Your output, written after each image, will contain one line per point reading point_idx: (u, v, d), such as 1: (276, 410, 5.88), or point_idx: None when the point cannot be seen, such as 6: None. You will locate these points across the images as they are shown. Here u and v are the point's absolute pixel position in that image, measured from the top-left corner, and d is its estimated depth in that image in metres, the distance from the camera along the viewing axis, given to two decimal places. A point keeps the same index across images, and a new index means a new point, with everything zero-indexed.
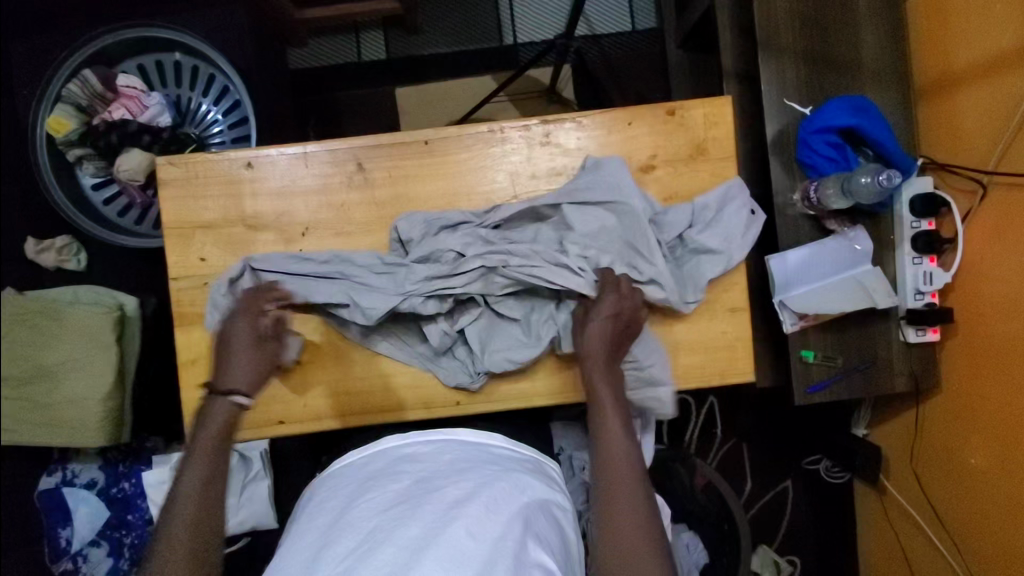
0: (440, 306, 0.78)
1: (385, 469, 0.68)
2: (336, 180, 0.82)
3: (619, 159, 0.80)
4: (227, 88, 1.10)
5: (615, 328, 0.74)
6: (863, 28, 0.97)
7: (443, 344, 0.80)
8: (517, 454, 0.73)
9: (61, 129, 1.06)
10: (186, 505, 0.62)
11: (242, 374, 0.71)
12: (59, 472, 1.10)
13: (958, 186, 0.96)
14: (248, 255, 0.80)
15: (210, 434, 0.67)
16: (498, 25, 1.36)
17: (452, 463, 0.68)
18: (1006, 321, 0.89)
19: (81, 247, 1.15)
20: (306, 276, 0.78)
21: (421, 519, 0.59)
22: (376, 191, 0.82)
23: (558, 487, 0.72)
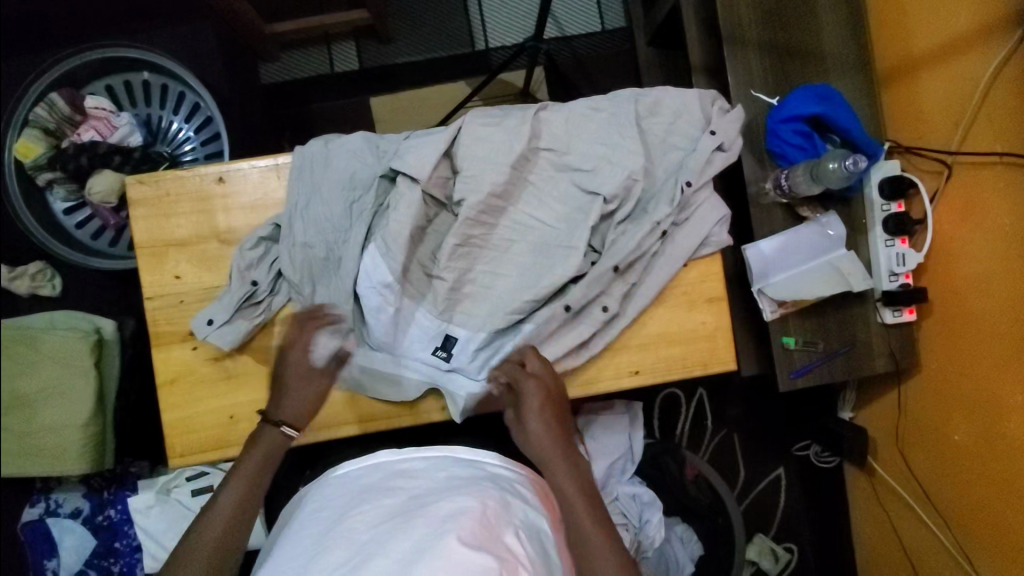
0: (374, 205, 0.80)
1: (377, 482, 0.68)
2: (305, 177, 0.81)
3: (313, 216, 0.80)
4: (198, 105, 1.10)
5: (545, 405, 0.75)
6: (824, 17, 0.99)
7: (380, 201, 0.80)
8: (513, 472, 0.72)
9: (29, 155, 1.03)
10: (222, 510, 0.71)
11: (293, 407, 0.77)
12: (42, 502, 1.08)
13: (924, 167, 0.97)
14: (260, 232, 0.81)
15: (250, 463, 0.75)
16: (469, 30, 1.40)
17: (447, 481, 0.67)
18: (981, 299, 0.90)
19: (56, 271, 1.12)
20: (315, 228, 0.80)
21: (414, 533, 0.58)
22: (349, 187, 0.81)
23: (544, 504, 0.71)
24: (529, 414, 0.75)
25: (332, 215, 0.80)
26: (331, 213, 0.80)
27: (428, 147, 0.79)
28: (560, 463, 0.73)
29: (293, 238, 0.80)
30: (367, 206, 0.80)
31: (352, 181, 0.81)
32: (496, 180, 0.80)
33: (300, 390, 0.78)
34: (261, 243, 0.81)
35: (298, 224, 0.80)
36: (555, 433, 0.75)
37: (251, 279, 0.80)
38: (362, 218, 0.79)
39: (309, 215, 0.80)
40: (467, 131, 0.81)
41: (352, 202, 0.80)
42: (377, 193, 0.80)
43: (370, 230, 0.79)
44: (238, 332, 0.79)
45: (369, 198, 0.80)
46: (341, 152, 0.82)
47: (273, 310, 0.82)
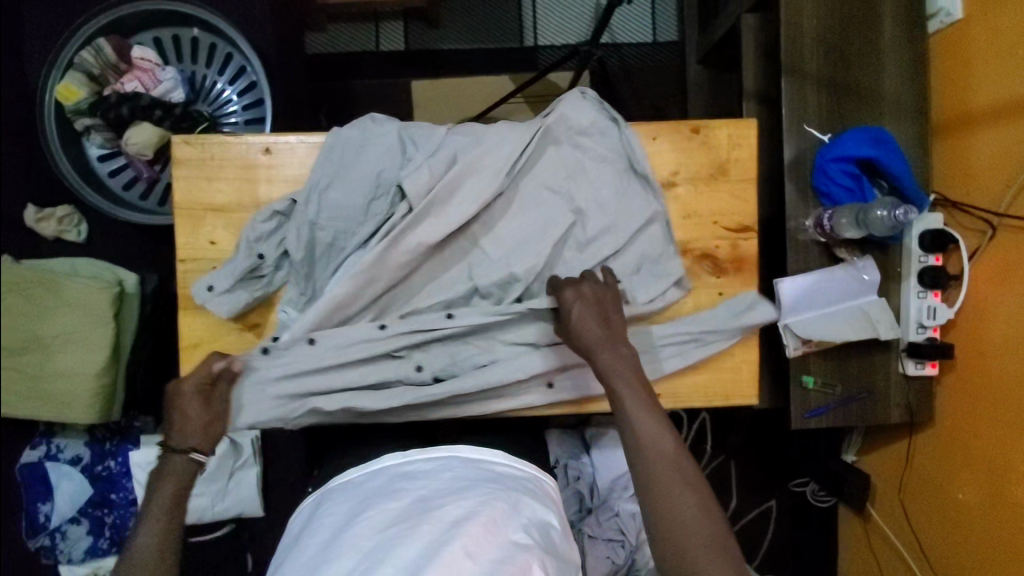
0: (387, 209, 0.78)
1: (384, 485, 0.66)
2: (338, 158, 0.79)
3: (326, 205, 0.78)
4: (244, 68, 1.09)
5: (598, 300, 0.72)
6: (887, 61, 0.98)
7: (391, 206, 0.78)
8: (519, 470, 0.71)
9: (71, 97, 1.03)
10: (145, 549, 0.66)
11: (193, 433, 0.72)
12: (42, 446, 1.07)
13: (966, 224, 0.96)
14: (276, 205, 0.79)
15: (165, 493, 0.69)
16: (520, 24, 1.38)
17: (453, 482, 0.66)
18: (1005, 362, 0.90)
19: (82, 218, 1.12)
20: (324, 217, 0.78)
21: (420, 541, 0.58)
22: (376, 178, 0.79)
23: (553, 506, 0.69)
24: (578, 311, 0.71)
25: (345, 210, 0.78)
26: (350, 204, 0.78)
27: (434, 165, 0.77)
28: (610, 358, 0.69)
29: (299, 226, 0.77)
30: (382, 208, 0.78)
31: (376, 174, 0.79)
32: (484, 202, 0.79)
33: (201, 417, 0.73)
34: (274, 215, 0.79)
35: (314, 206, 0.77)
36: (610, 329, 0.71)
37: (257, 252, 0.78)
38: (371, 220, 0.78)
39: (324, 200, 0.78)
40: (481, 149, 0.79)
41: (369, 198, 0.78)
42: (395, 196, 0.78)
43: (371, 236, 0.78)
44: (237, 303, 0.78)
45: (384, 201, 0.78)
46: (377, 142, 0.80)
47: (273, 286, 0.81)
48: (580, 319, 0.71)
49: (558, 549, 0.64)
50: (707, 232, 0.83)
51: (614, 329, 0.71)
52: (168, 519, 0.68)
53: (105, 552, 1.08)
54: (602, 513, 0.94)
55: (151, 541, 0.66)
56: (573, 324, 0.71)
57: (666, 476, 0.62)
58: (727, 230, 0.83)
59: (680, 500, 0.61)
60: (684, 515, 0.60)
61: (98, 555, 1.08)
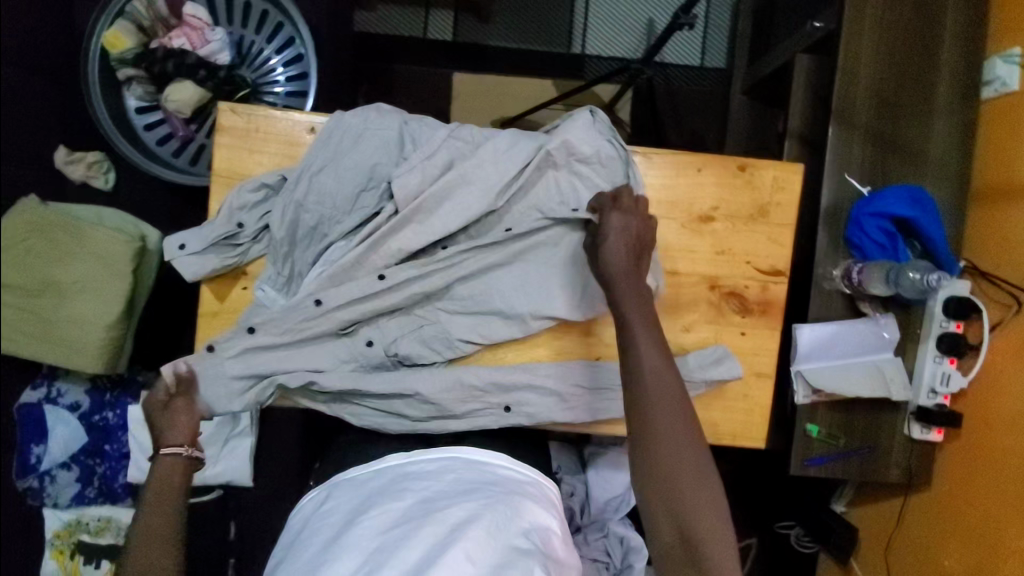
0: (374, 205, 0.78)
1: (388, 484, 0.67)
2: (339, 143, 0.78)
3: (313, 191, 0.77)
4: (292, 40, 1.08)
5: (632, 232, 0.73)
6: (937, 121, 0.98)
7: (378, 202, 0.78)
8: (520, 474, 0.70)
9: (118, 46, 1.02)
10: (139, 552, 0.65)
11: (174, 431, 0.73)
12: (44, 387, 1.07)
13: (993, 295, 0.95)
14: (265, 180, 0.78)
15: (159, 494, 0.70)
16: (570, 31, 1.37)
17: (455, 484, 0.66)
18: (1011, 439, 0.90)
19: (112, 166, 1.12)
20: (309, 203, 0.77)
21: (422, 542, 0.58)
22: (369, 171, 0.78)
23: (552, 509, 0.68)
24: (612, 240, 0.72)
25: (331, 200, 0.77)
26: (338, 194, 0.77)
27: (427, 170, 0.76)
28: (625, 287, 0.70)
29: (282, 207, 0.76)
30: (370, 204, 0.78)
31: (371, 166, 0.78)
32: (468, 214, 0.78)
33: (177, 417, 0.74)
34: (263, 189, 0.78)
35: (302, 189, 0.76)
36: (634, 259, 0.71)
37: (237, 221, 0.77)
38: (354, 215, 0.78)
39: (315, 185, 0.77)
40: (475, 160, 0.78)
41: (358, 191, 0.78)
42: (383, 194, 0.78)
43: (352, 232, 0.78)
44: (204, 267, 0.77)
45: (374, 195, 0.78)
46: (376, 133, 0.78)
47: (248, 257, 0.80)
48: (611, 244, 0.72)
49: (558, 557, 0.62)
50: (739, 271, 0.82)
51: (639, 263, 0.72)
52: (160, 520, 0.68)
53: (92, 501, 1.09)
54: (591, 531, 0.95)
55: (143, 544, 0.66)
56: (605, 247, 0.72)
57: (665, 410, 0.63)
58: (758, 272, 0.82)
59: (677, 434, 0.62)
60: (682, 453, 0.61)
61: (84, 502, 1.09)
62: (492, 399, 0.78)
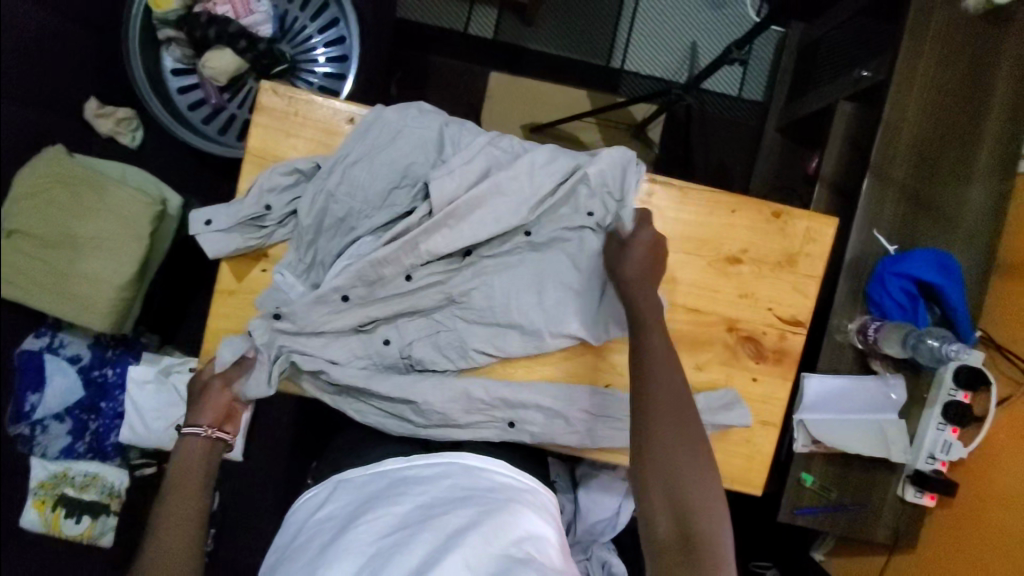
0: (407, 204, 0.77)
1: (383, 490, 0.67)
2: (378, 139, 0.78)
3: (349, 182, 0.77)
4: (336, 21, 1.07)
5: (652, 248, 0.74)
6: (973, 188, 0.97)
7: (410, 201, 0.77)
8: (517, 481, 0.70)
9: (162, 6, 1.01)
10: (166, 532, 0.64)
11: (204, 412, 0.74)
12: (46, 337, 1.07)
13: (1005, 371, 0.95)
14: (297, 164, 0.77)
15: (189, 472, 0.70)
16: (613, 46, 1.36)
17: (451, 490, 0.66)
18: (1004, 516, 0.89)
19: (140, 125, 1.13)
20: (340, 193, 0.77)
21: (419, 550, 0.58)
22: (406, 171, 0.78)
23: (549, 516, 0.68)
24: (630, 249, 0.74)
25: (365, 194, 0.77)
26: (371, 187, 0.77)
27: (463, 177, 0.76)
28: (643, 299, 0.70)
29: (314, 196, 0.76)
30: (401, 202, 0.77)
31: (406, 165, 0.78)
32: (501, 224, 0.77)
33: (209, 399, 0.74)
34: (296, 174, 0.78)
35: (336, 177, 0.76)
36: (646, 269, 0.72)
37: (265, 203, 0.77)
38: (383, 211, 0.77)
39: (348, 176, 0.77)
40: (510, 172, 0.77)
41: (392, 188, 0.78)
42: (416, 194, 0.77)
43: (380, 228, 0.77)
44: (227, 246, 0.77)
45: (407, 194, 0.78)
46: (415, 132, 0.78)
47: (271, 240, 0.79)
48: (626, 250, 0.73)
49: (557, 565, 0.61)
50: (759, 316, 0.82)
51: (654, 276, 0.73)
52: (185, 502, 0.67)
53: (80, 456, 1.08)
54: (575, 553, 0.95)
55: (170, 532, 0.64)
56: (626, 257, 0.73)
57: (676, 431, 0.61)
58: (778, 320, 0.82)
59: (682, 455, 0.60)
60: (682, 466, 0.60)
61: (73, 456, 1.08)
62: (497, 414, 0.78)
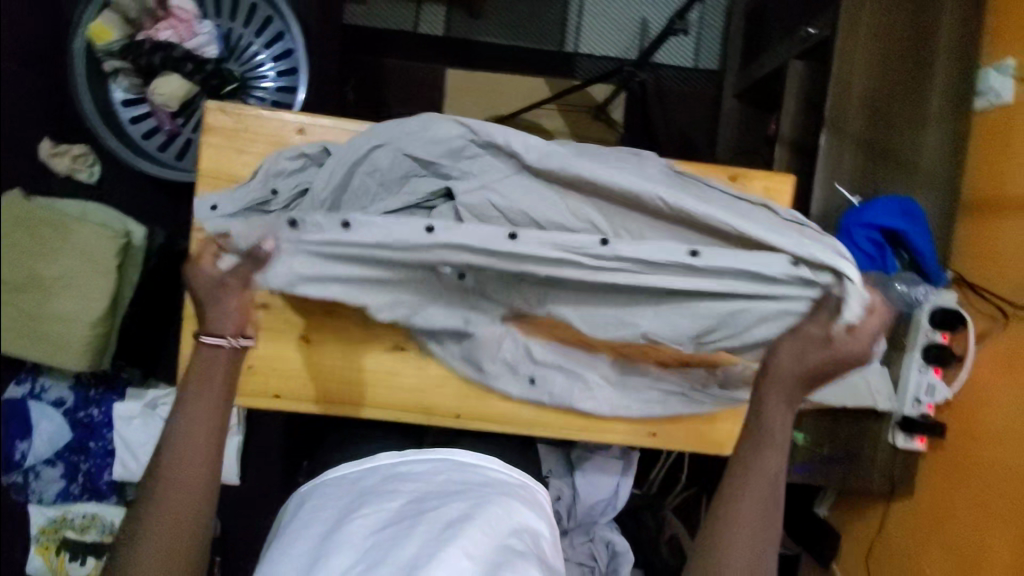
0: (422, 195, 0.62)
1: (376, 484, 0.67)
2: (395, 132, 0.62)
3: (355, 178, 0.62)
4: (282, 34, 1.07)
5: (817, 363, 0.57)
6: (930, 130, 0.97)
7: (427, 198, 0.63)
8: (508, 475, 0.72)
9: (103, 37, 1.00)
10: (175, 464, 0.58)
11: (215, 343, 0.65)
12: (28, 383, 1.06)
13: (979, 307, 0.96)
14: (298, 154, 0.66)
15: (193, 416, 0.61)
16: (565, 29, 1.36)
17: (445, 484, 0.67)
18: (995, 449, 0.91)
19: (98, 160, 1.10)
20: (342, 190, 0.62)
21: (417, 539, 0.58)
22: (420, 172, 0.63)
23: (543, 512, 0.69)
24: (790, 360, 0.58)
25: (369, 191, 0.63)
26: (385, 182, 0.62)
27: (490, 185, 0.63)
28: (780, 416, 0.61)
29: (325, 176, 0.61)
30: (412, 195, 0.62)
31: (415, 159, 0.62)
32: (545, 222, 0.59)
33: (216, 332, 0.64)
34: (304, 157, 0.66)
35: (332, 168, 0.61)
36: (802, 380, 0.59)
37: (270, 187, 0.65)
38: (391, 205, 0.62)
39: (346, 169, 0.62)
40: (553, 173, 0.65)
41: (400, 184, 0.63)
42: (432, 191, 0.62)
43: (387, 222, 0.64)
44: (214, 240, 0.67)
45: (422, 189, 0.62)
46: (424, 127, 0.62)
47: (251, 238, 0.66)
48: (804, 361, 0.57)
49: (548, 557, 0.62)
50: None
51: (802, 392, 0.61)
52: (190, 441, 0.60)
53: (77, 497, 1.08)
54: (578, 536, 0.95)
55: (171, 493, 0.58)
56: (785, 366, 0.58)
57: (743, 542, 0.61)
58: None
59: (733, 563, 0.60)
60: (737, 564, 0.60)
61: (69, 499, 1.08)
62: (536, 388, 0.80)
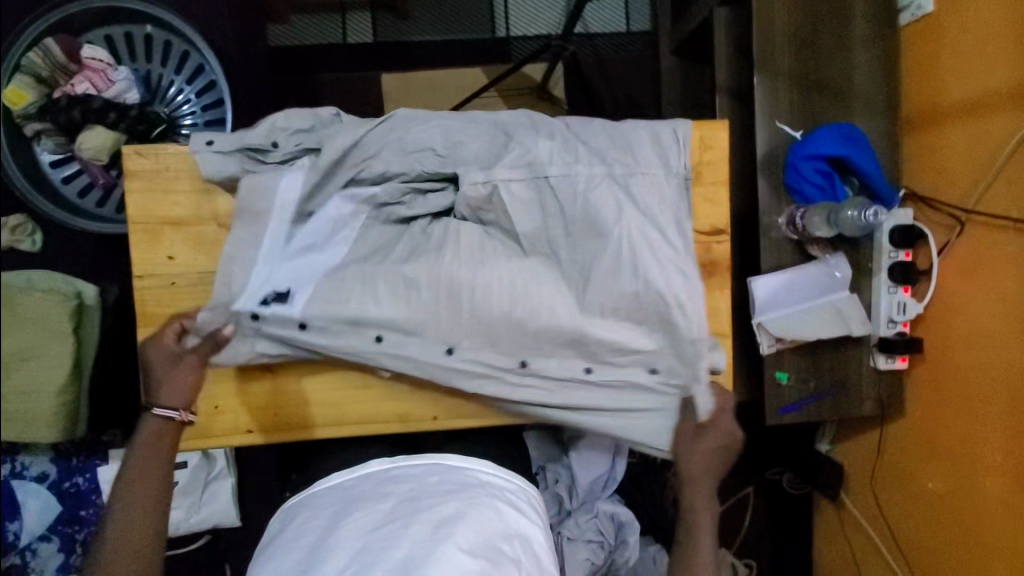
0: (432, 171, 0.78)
1: (369, 488, 0.66)
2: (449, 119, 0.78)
3: (384, 155, 0.77)
4: (203, 68, 1.05)
5: (717, 450, 0.77)
6: (857, 53, 0.97)
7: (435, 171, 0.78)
8: (507, 482, 0.69)
9: (19, 102, 0.98)
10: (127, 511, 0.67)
11: (175, 395, 0.72)
12: (6, 464, 1.03)
13: (935, 219, 0.96)
14: (330, 115, 0.79)
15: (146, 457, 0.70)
16: (491, 14, 1.34)
17: (438, 486, 0.65)
18: (974, 353, 0.91)
19: (37, 226, 1.08)
20: (368, 163, 0.77)
21: (407, 542, 0.57)
22: (445, 146, 0.78)
23: (537, 519, 0.67)
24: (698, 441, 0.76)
25: (391, 158, 0.77)
26: (407, 148, 0.77)
27: (500, 196, 0.75)
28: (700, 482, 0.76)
29: (342, 138, 0.75)
30: (427, 167, 0.77)
31: (450, 140, 0.77)
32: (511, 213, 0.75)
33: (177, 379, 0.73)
34: (312, 117, 0.78)
35: (371, 141, 0.77)
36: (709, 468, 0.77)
37: (274, 141, 0.76)
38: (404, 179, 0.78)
39: (388, 140, 0.77)
40: (555, 194, 0.74)
41: (426, 154, 0.77)
42: (443, 170, 0.77)
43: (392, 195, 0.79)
44: (222, 169, 0.76)
45: (436, 166, 0.77)
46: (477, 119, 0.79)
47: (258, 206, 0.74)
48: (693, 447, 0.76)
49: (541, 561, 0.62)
50: None
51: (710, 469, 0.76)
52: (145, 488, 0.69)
53: (78, 568, 1.07)
54: (581, 514, 0.95)
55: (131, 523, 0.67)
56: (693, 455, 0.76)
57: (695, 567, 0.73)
58: (699, 234, 0.82)
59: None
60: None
61: (70, 571, 1.06)
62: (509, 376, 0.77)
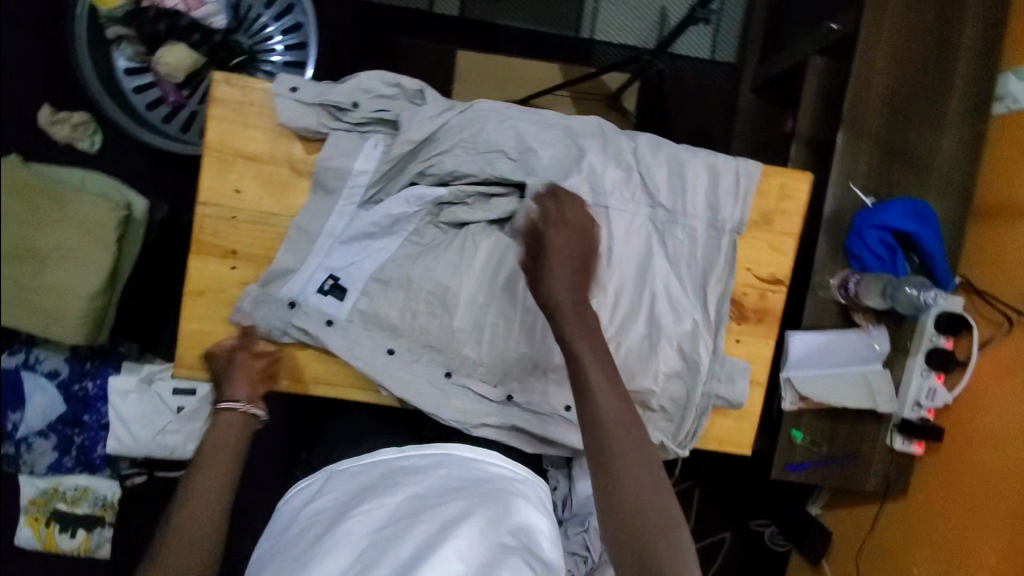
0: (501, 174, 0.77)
1: (376, 479, 0.66)
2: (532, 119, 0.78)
3: (456, 146, 0.77)
4: (293, 7, 1.04)
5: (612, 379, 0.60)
6: (946, 133, 0.97)
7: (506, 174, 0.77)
8: (511, 470, 0.68)
9: (108, 3, 0.96)
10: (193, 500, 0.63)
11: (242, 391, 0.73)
12: (21, 353, 1.04)
13: (985, 313, 0.95)
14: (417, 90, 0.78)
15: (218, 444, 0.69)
16: (580, 14, 1.33)
17: (445, 481, 0.65)
18: (993, 454, 0.91)
19: (98, 128, 1.09)
20: (440, 149, 0.77)
21: (411, 540, 0.57)
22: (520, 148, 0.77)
23: (539, 506, 0.65)
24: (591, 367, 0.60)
25: (465, 150, 0.77)
26: (486, 142, 0.77)
27: None
28: (612, 400, 0.59)
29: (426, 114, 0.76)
30: (496, 169, 0.77)
31: (522, 142, 0.77)
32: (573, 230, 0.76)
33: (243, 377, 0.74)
34: (396, 88, 0.79)
35: (448, 122, 0.77)
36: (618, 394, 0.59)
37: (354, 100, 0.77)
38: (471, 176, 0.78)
39: (466, 131, 0.77)
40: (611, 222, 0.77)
41: (500, 155, 0.77)
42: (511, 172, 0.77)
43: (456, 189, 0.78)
44: (298, 117, 0.76)
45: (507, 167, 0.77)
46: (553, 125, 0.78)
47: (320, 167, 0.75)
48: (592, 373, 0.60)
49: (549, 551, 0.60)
50: (738, 277, 0.82)
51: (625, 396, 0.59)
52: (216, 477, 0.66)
53: (69, 470, 1.07)
54: (571, 525, 0.95)
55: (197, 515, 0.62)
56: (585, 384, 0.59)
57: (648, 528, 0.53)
58: (757, 279, 0.82)
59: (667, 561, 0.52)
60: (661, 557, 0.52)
61: (61, 471, 1.07)
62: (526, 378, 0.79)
